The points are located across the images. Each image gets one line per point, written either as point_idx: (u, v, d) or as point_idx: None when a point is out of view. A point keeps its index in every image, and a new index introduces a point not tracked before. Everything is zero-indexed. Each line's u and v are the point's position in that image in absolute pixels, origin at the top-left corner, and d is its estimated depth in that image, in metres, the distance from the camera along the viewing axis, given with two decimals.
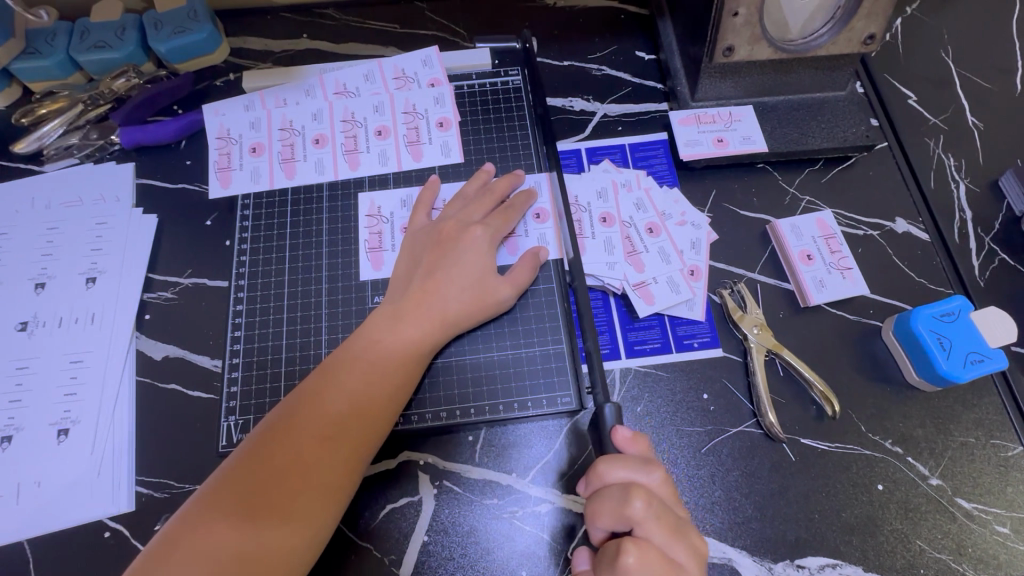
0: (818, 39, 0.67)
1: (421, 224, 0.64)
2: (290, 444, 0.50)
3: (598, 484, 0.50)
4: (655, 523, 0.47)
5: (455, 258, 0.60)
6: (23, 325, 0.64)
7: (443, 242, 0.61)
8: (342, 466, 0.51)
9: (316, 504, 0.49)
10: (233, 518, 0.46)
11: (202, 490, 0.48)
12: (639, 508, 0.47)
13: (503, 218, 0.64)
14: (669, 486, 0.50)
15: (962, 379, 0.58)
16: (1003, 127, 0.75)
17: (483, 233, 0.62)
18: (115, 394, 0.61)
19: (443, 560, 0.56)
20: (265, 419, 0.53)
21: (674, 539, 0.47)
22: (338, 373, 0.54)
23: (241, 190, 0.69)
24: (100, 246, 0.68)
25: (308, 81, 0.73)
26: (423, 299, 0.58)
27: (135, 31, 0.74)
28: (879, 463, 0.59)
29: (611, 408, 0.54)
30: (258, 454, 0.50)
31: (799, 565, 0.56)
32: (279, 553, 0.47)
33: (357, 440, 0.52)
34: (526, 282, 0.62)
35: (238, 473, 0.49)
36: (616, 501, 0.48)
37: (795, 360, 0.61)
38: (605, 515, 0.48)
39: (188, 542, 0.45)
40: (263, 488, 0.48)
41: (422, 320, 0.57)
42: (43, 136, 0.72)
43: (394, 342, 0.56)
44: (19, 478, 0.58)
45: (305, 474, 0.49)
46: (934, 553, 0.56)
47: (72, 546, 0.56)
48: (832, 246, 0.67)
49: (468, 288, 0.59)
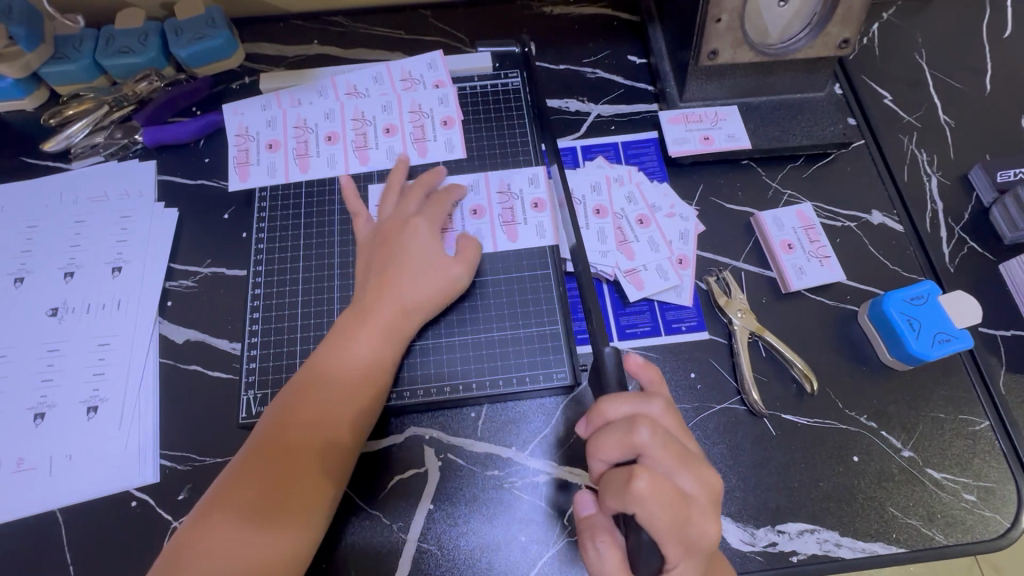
0: (796, 43, 0.71)
1: (365, 232, 0.68)
2: (280, 450, 0.55)
3: (601, 420, 0.51)
4: (661, 450, 0.48)
5: (402, 252, 0.64)
6: (54, 311, 0.68)
7: (390, 239, 0.65)
8: (329, 460, 0.55)
9: (312, 490, 0.54)
10: (239, 514, 0.52)
11: (211, 492, 0.54)
12: (646, 436, 0.48)
13: (437, 205, 0.68)
14: (671, 415, 0.52)
15: (930, 357, 0.62)
16: (973, 125, 0.80)
17: (422, 222, 0.66)
18: (140, 375, 0.66)
19: (448, 527, 0.60)
20: (256, 431, 0.57)
21: (682, 468, 0.48)
22: (314, 380, 0.58)
23: (257, 184, 0.74)
24: (125, 238, 0.73)
25: (321, 82, 0.78)
26: (381, 293, 0.62)
27: (156, 38, 0.79)
28: (855, 436, 0.63)
29: (611, 351, 0.56)
30: (255, 455, 0.55)
31: (780, 530, 0.60)
32: (281, 548, 0.51)
33: (338, 438, 0.56)
34: (476, 259, 0.66)
35: (236, 482, 0.53)
36: (622, 432, 0.49)
37: (777, 341, 0.66)
38: (612, 447, 0.49)
39: (205, 536, 0.51)
40: (263, 484, 0.53)
41: (382, 320, 0.61)
42: (70, 136, 0.76)
43: (364, 338, 0.60)
44: (51, 451, 0.62)
45: (297, 467, 0.54)
46: (906, 519, 0.60)
47: (102, 514, 0.60)
48: (812, 236, 0.72)
49: (422, 276, 0.63)
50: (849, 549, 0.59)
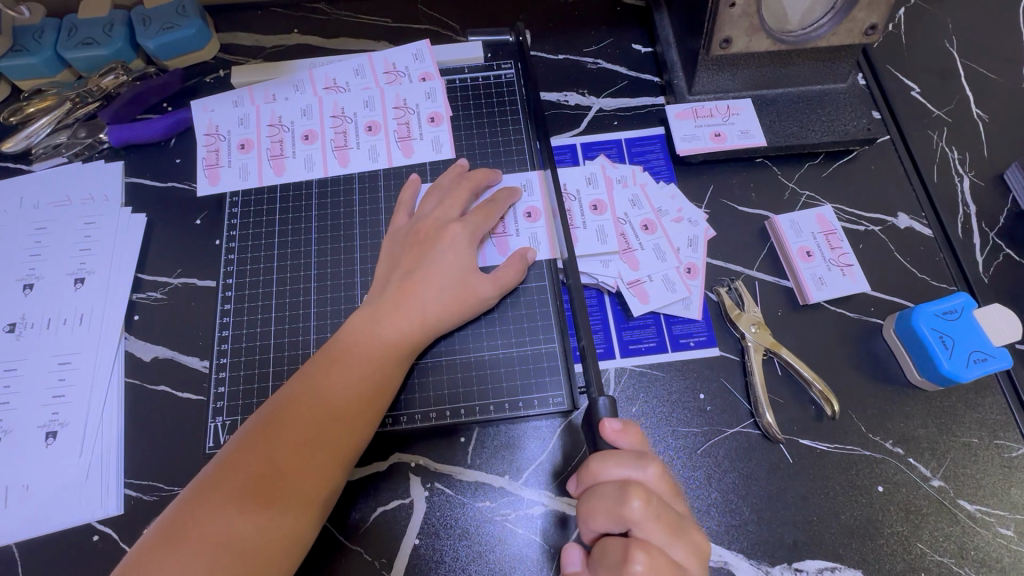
0: (819, 29, 0.65)
1: (401, 224, 0.63)
2: (275, 442, 0.49)
3: (591, 482, 0.48)
4: (654, 523, 0.45)
5: (434, 258, 0.58)
6: (11, 326, 0.63)
7: (422, 242, 0.60)
8: (323, 471, 0.50)
9: (301, 501, 0.48)
10: (211, 521, 0.45)
11: (183, 495, 0.47)
12: (638, 508, 0.44)
13: (484, 214, 0.62)
14: (666, 481, 0.48)
15: (964, 379, 0.57)
16: (1007, 119, 0.73)
17: (461, 231, 0.60)
18: (103, 397, 0.61)
19: (434, 563, 0.55)
20: (249, 422, 0.51)
21: (674, 539, 0.45)
22: (318, 375, 0.53)
23: (228, 187, 0.68)
24: (89, 246, 0.67)
25: (297, 76, 0.72)
26: (403, 301, 0.57)
27: (123, 28, 0.73)
28: (879, 464, 0.58)
29: (604, 400, 0.51)
30: (241, 456, 0.48)
31: (797, 569, 0.55)
32: (266, 547, 0.46)
33: (342, 441, 0.51)
34: (512, 282, 0.60)
35: (223, 474, 0.47)
36: (612, 501, 0.45)
37: (794, 359, 0.60)
38: (600, 515, 0.46)
39: (174, 545, 0.44)
40: (244, 489, 0.47)
41: (402, 322, 0.56)
42: (30, 135, 0.70)
43: (372, 343, 0.55)
44: (7, 481, 0.57)
45: (289, 476, 0.48)
46: (936, 556, 0.55)
47: (60, 550, 0.55)
48: (832, 242, 0.66)
49: (449, 287, 0.58)
50: None
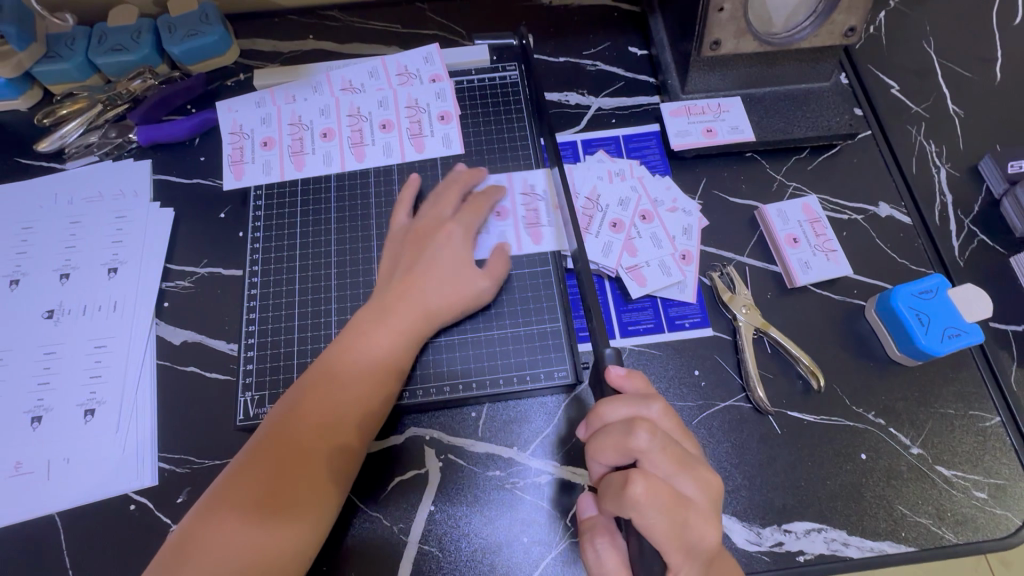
0: (801, 32, 0.70)
1: (400, 223, 0.67)
2: (291, 442, 0.53)
3: (601, 424, 0.50)
4: (660, 453, 0.46)
5: (432, 255, 0.63)
6: (50, 312, 0.68)
7: (420, 239, 0.65)
8: (337, 463, 0.54)
9: (319, 491, 0.53)
10: (240, 514, 0.50)
11: (213, 489, 0.52)
12: (644, 439, 0.46)
13: (473, 211, 0.66)
14: (670, 420, 0.50)
15: (940, 352, 0.61)
16: (982, 114, 0.78)
17: (456, 228, 0.65)
18: (137, 377, 0.65)
19: (449, 528, 0.59)
20: (267, 419, 0.56)
21: (679, 471, 0.47)
22: (329, 372, 0.57)
23: (253, 182, 0.73)
24: (120, 238, 0.72)
25: (316, 78, 0.77)
26: (405, 297, 0.61)
27: (149, 35, 0.78)
28: (863, 434, 0.62)
29: (610, 352, 0.55)
30: (261, 453, 0.53)
31: (786, 529, 0.59)
32: (290, 539, 0.50)
33: (348, 439, 0.55)
34: (503, 273, 0.65)
35: (247, 470, 0.52)
36: (619, 434, 0.47)
37: (783, 337, 0.65)
38: (608, 449, 0.48)
39: (208, 536, 0.49)
40: (267, 483, 0.51)
41: (408, 318, 0.60)
42: (63, 136, 0.75)
43: (378, 339, 0.59)
44: (49, 455, 0.61)
45: (305, 470, 0.53)
46: (916, 517, 0.59)
47: (101, 517, 0.60)
48: (817, 229, 0.70)
49: (447, 282, 0.62)
50: (857, 549, 0.58)
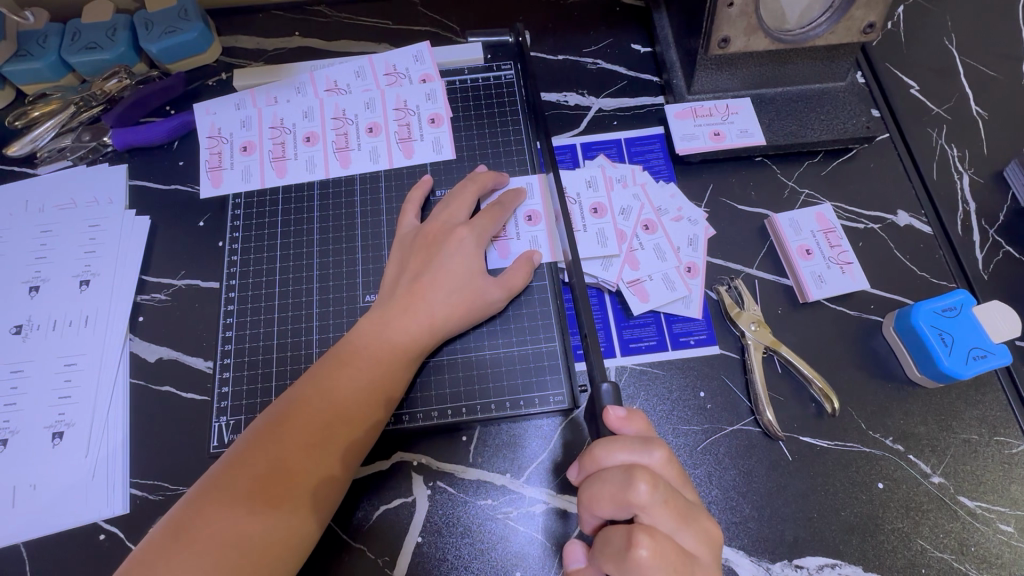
0: (816, 29, 0.65)
1: (409, 226, 0.63)
2: (280, 448, 0.50)
3: (596, 470, 0.46)
4: (661, 508, 0.43)
5: (441, 262, 0.59)
6: (18, 328, 0.64)
7: (430, 245, 0.60)
8: (328, 474, 0.50)
9: (306, 504, 0.49)
10: (216, 522, 0.46)
11: (189, 495, 0.48)
12: (644, 492, 0.43)
13: (490, 216, 0.62)
14: (673, 467, 0.46)
15: (965, 375, 0.57)
16: (1007, 116, 0.73)
17: (468, 234, 0.60)
18: (109, 397, 0.61)
19: (437, 561, 0.55)
20: (255, 423, 0.52)
21: (681, 526, 0.43)
22: (327, 378, 0.54)
23: (232, 190, 0.69)
24: (93, 248, 0.68)
25: (299, 78, 0.73)
26: (411, 304, 0.57)
27: (125, 32, 0.73)
28: (880, 461, 0.58)
29: (607, 387, 0.50)
30: (246, 458, 0.49)
31: (798, 565, 0.55)
32: (268, 553, 0.46)
33: (343, 449, 0.51)
34: (520, 285, 0.61)
35: (229, 475, 0.48)
36: (618, 485, 0.44)
37: (795, 357, 0.60)
38: (606, 502, 0.44)
39: (179, 545, 0.45)
40: (249, 490, 0.47)
41: (411, 325, 0.57)
42: (36, 139, 0.71)
43: (381, 345, 0.56)
44: (14, 480, 0.58)
45: (293, 479, 0.49)
46: (937, 553, 0.55)
47: (67, 548, 0.56)
48: (832, 240, 0.66)
49: (457, 290, 0.58)
50: None
